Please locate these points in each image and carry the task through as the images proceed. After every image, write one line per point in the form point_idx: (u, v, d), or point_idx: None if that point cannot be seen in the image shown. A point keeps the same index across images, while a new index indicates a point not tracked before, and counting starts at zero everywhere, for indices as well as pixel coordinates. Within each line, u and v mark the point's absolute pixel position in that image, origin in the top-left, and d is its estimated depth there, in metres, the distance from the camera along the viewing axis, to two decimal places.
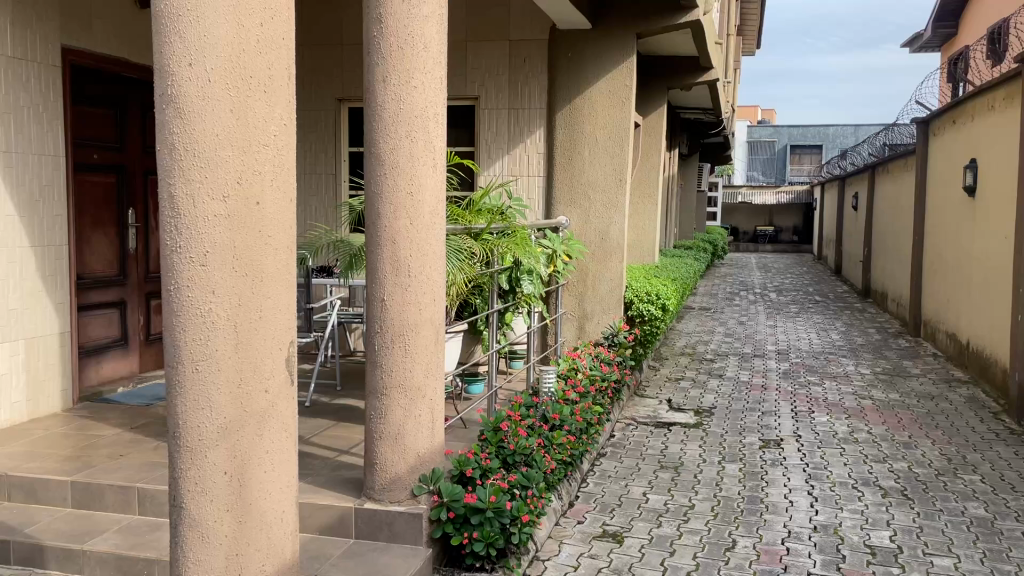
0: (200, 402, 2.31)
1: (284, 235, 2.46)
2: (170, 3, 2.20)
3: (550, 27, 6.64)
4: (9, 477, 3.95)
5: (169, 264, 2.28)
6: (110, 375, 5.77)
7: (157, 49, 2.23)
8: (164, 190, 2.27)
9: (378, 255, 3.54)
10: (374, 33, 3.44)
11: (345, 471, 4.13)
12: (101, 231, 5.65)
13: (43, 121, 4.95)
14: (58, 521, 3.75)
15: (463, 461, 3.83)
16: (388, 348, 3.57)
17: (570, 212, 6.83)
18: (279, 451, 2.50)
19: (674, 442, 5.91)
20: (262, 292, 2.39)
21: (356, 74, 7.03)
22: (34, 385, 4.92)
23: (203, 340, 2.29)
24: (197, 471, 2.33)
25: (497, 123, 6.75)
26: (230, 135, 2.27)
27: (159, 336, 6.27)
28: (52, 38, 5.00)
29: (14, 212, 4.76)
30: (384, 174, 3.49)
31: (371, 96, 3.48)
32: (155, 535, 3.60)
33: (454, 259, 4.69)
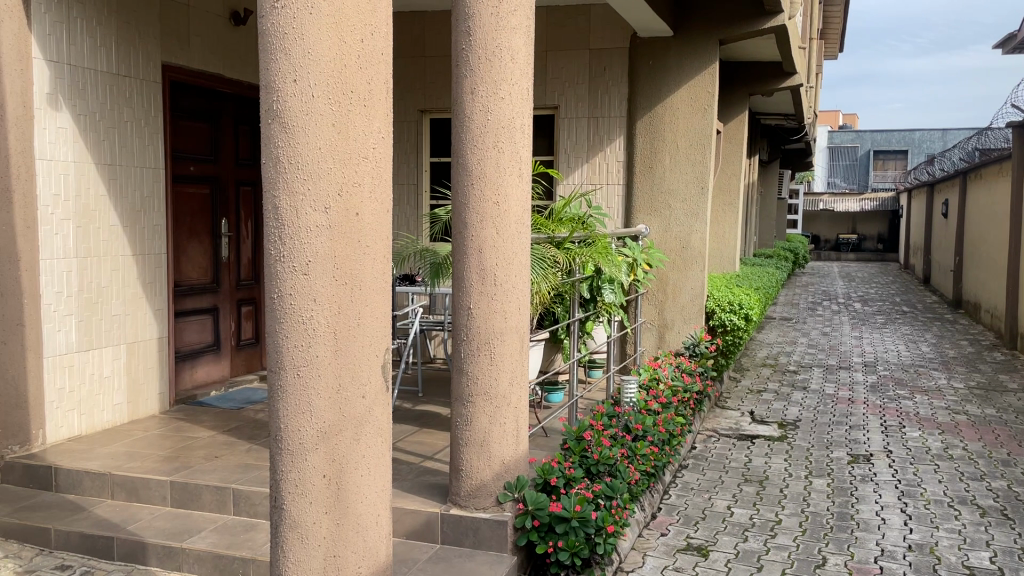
0: (302, 406, 2.38)
1: (381, 245, 2.52)
2: (276, 22, 2.28)
3: (631, 34, 6.63)
4: (112, 476, 4.13)
5: (273, 273, 2.36)
6: (203, 379, 5.98)
7: (264, 65, 2.31)
8: (268, 202, 2.36)
9: (465, 264, 3.59)
10: (462, 45, 3.50)
11: (429, 476, 4.18)
12: (196, 241, 5.88)
13: (144, 135, 5.18)
14: (158, 519, 3.90)
15: (547, 469, 3.82)
16: (474, 356, 3.61)
17: (650, 221, 6.77)
18: (375, 455, 2.56)
19: (757, 456, 5.80)
20: (359, 301, 2.45)
21: (445, 87, 7.12)
22: (134, 387, 5.15)
23: (305, 347, 2.36)
24: (298, 473, 2.40)
25: (576, 131, 6.76)
26: (331, 148, 2.33)
27: (249, 341, 6.47)
28: (154, 55, 5.23)
29: (118, 222, 4.99)
30: (471, 184, 3.54)
31: (460, 108, 3.54)
32: (249, 535, 3.71)
33: (538, 268, 4.71)
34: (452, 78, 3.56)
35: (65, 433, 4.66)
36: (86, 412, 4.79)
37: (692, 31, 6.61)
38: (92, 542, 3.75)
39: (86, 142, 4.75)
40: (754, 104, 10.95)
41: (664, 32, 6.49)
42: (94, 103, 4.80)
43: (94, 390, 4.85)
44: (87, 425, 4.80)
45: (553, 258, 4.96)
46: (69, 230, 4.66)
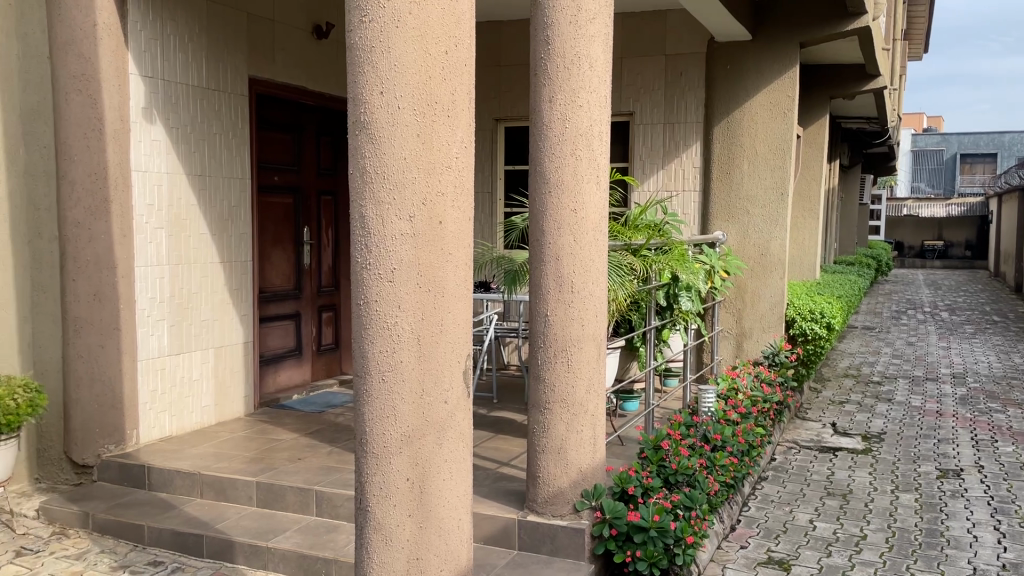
0: (385, 411, 2.43)
1: (463, 252, 2.55)
2: (363, 36, 2.34)
3: (708, 39, 6.57)
4: (202, 476, 4.28)
5: (360, 280, 2.42)
6: (286, 382, 6.15)
7: (352, 79, 2.38)
8: (356, 211, 2.42)
9: (543, 271, 3.60)
10: (541, 55, 3.52)
11: (506, 482, 4.21)
12: (280, 248, 6.06)
13: (232, 146, 5.36)
14: (245, 519, 4.03)
15: (625, 478, 3.78)
16: (552, 364, 3.62)
17: (728, 227, 6.66)
18: (457, 460, 2.59)
19: (840, 468, 5.64)
20: (443, 307, 2.49)
21: (521, 94, 7.16)
22: (221, 390, 5.33)
23: (390, 352, 2.41)
24: (382, 476, 2.45)
25: (652, 137, 6.72)
26: (416, 158, 2.38)
27: (330, 346, 6.63)
28: (242, 70, 5.41)
29: (207, 230, 5.18)
30: (549, 192, 3.56)
31: (538, 116, 3.57)
32: (331, 536, 3.80)
33: (614, 275, 4.69)
34: (531, 88, 3.58)
35: (157, 433, 4.86)
36: (176, 413, 4.98)
37: (773, 34, 6.49)
38: (183, 540, 3.89)
39: (178, 154, 4.95)
40: (835, 107, 10.67)
41: (742, 36, 6.40)
42: (186, 116, 4.99)
43: (184, 392, 5.04)
44: (177, 425, 4.99)
45: (630, 265, 4.90)
46: (162, 238, 4.86)
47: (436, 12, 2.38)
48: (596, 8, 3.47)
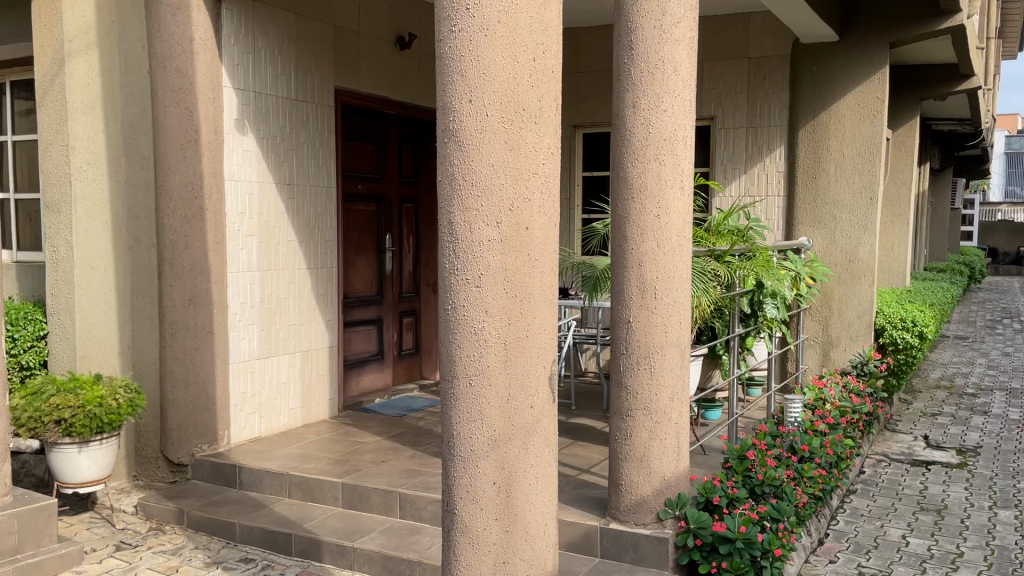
0: (472, 414, 2.45)
1: (550, 258, 2.55)
2: (452, 46, 2.38)
3: (792, 41, 6.48)
4: (290, 476, 4.40)
5: (448, 285, 2.45)
6: (369, 386, 6.26)
7: (442, 87, 2.42)
8: (445, 217, 2.46)
9: (626, 277, 3.58)
10: (625, 60, 3.51)
11: (587, 490, 4.19)
12: (363, 255, 6.20)
13: (319, 156, 5.51)
14: (331, 519, 4.12)
15: (709, 487, 3.72)
16: (634, 371, 3.59)
17: (813, 233, 6.48)
18: (544, 465, 2.58)
19: (934, 483, 5.43)
20: (530, 312, 2.50)
21: (602, 101, 7.13)
22: (307, 393, 5.46)
23: (476, 356, 2.43)
24: (469, 479, 2.47)
25: (735, 142, 6.71)
26: (504, 165, 2.40)
27: (410, 351, 6.73)
28: (328, 81, 5.56)
29: (295, 237, 5.33)
30: (632, 198, 3.54)
31: (621, 122, 3.55)
32: (415, 538, 3.85)
33: (697, 281, 4.61)
34: (614, 94, 3.57)
35: (247, 433, 5.02)
36: (265, 415, 5.13)
37: (861, 33, 6.27)
38: (272, 538, 4.00)
39: (268, 163, 5.11)
40: (925, 108, 10.29)
41: (829, 37, 6.22)
42: (276, 127, 5.15)
43: (272, 394, 5.18)
44: (266, 426, 5.14)
45: (714, 271, 4.80)
46: (253, 245, 5.02)
47: (525, 18, 2.39)
48: (681, 12, 3.44)
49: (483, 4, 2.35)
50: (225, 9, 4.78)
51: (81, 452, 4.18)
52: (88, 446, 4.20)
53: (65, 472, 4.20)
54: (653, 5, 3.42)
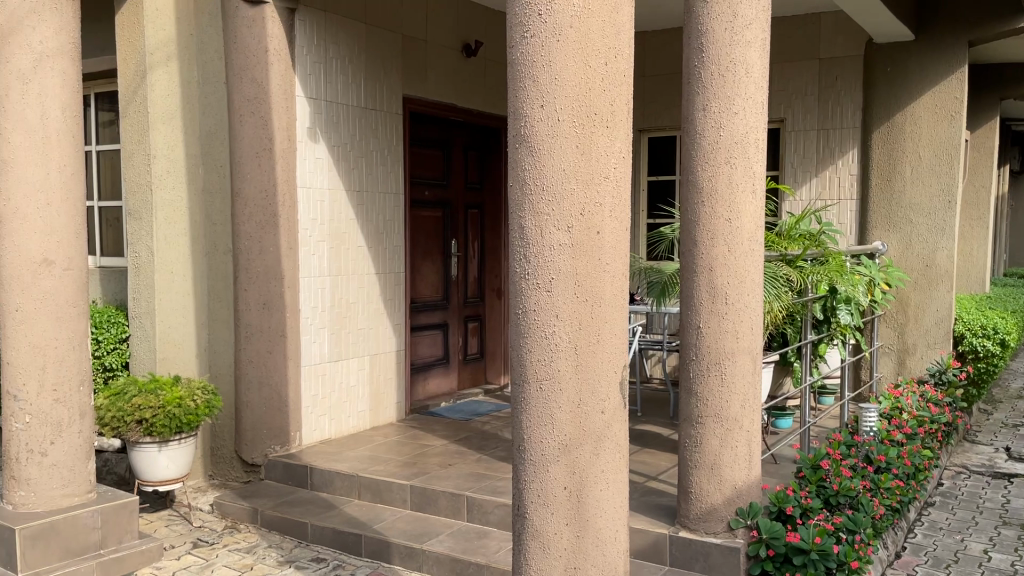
0: (544, 418, 2.44)
1: (622, 262, 2.52)
2: (524, 52, 2.39)
3: (865, 41, 6.33)
4: (360, 478, 4.47)
5: (519, 289, 2.45)
6: (435, 390, 6.32)
7: (514, 93, 2.43)
8: (516, 222, 2.46)
9: (695, 282, 3.54)
10: (695, 63, 3.48)
11: (655, 497, 4.15)
12: (430, 260, 6.27)
13: (387, 162, 5.60)
14: (400, 521, 4.17)
15: (782, 497, 3.65)
16: (705, 377, 3.54)
17: (888, 237, 6.30)
18: (615, 471, 2.55)
19: (1018, 497, 5.22)
20: (601, 317, 2.47)
21: (670, 104, 7.06)
22: (376, 395, 5.54)
23: (546, 361, 2.43)
24: (540, 483, 2.47)
25: (805, 145, 6.59)
26: (575, 169, 2.38)
27: (475, 356, 6.76)
28: (396, 89, 5.65)
29: (364, 242, 5.42)
30: (701, 201, 3.49)
31: (691, 125, 3.52)
32: (483, 541, 3.87)
33: (769, 287, 4.54)
34: (683, 97, 3.55)
35: (317, 435, 5.11)
36: (335, 417, 5.22)
37: (938, 32, 6.08)
38: (343, 538, 4.07)
39: (339, 171, 5.21)
40: (1006, 108, 9.92)
41: (905, 36, 6.06)
42: (346, 134, 5.25)
43: (342, 397, 5.27)
44: (335, 428, 5.23)
45: (785, 276, 4.76)
46: (324, 250, 5.12)
47: (598, 22, 2.38)
48: (753, 14, 3.40)
49: (555, 9, 2.35)
50: (297, 20, 4.91)
51: (161, 451, 4.32)
52: (168, 446, 4.33)
53: (146, 470, 4.35)
54: (724, 6, 3.39)
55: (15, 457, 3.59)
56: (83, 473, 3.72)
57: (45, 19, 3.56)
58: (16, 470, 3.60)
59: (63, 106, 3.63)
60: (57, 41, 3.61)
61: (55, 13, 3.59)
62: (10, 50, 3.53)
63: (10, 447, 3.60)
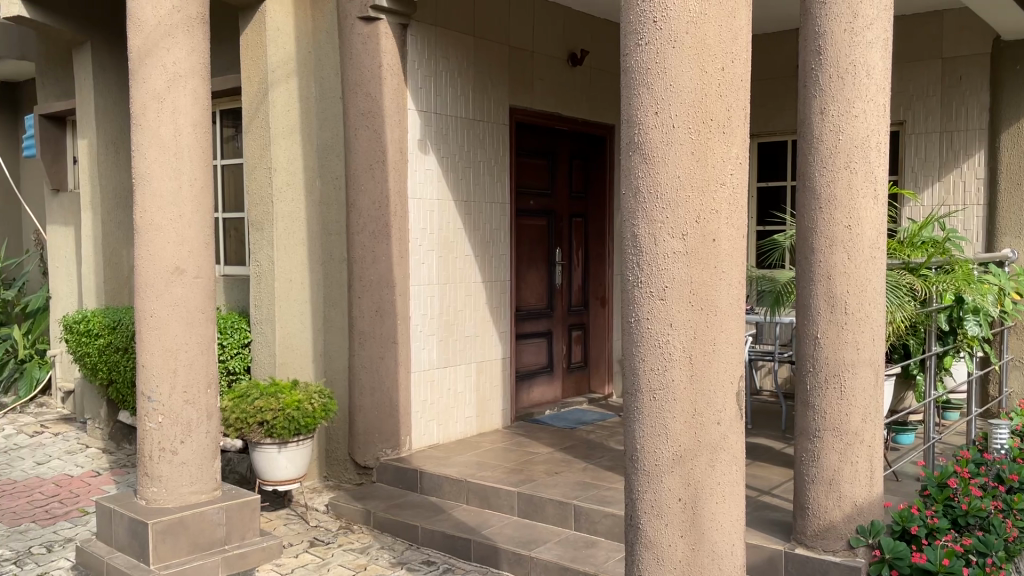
0: (658, 428, 2.40)
1: (739, 270, 2.46)
2: (639, 60, 2.38)
3: (993, 38, 6.00)
4: (468, 483, 4.53)
5: (632, 298, 2.44)
6: (539, 398, 6.35)
7: (629, 101, 2.42)
8: (629, 230, 2.45)
9: (812, 290, 3.44)
10: (813, 65, 3.38)
11: (768, 512, 4.03)
12: (535, 269, 6.31)
13: (494, 173, 5.68)
14: (508, 527, 4.20)
15: (906, 516, 3.49)
16: (823, 390, 3.43)
17: (1019, 244, 5.97)
18: (732, 484, 2.47)
19: None
20: (717, 325, 2.41)
21: (783, 109, 6.87)
22: (482, 402, 5.60)
23: (660, 370, 2.39)
24: (654, 494, 2.42)
25: (926, 148, 6.28)
26: (690, 176, 2.35)
27: (579, 364, 6.75)
28: (503, 100, 5.73)
29: (471, 251, 5.50)
30: (820, 208, 3.39)
31: (808, 129, 3.42)
32: (591, 551, 3.86)
33: (892, 296, 4.36)
34: (799, 99, 3.46)
35: (426, 440, 5.21)
36: (443, 422, 5.31)
37: None
38: (452, 543, 4.14)
39: (447, 181, 5.31)
40: None
41: None
42: (454, 145, 5.35)
43: (450, 403, 5.36)
44: (443, 434, 5.32)
45: (908, 284, 4.56)
46: (433, 259, 5.23)
47: (714, 28, 2.35)
48: (875, 13, 3.29)
49: (671, 16, 2.34)
50: (409, 35, 5.05)
51: (280, 452, 4.50)
52: (287, 447, 4.51)
53: (266, 470, 4.54)
54: (844, 7, 3.29)
55: (149, 455, 3.81)
56: (209, 470, 3.90)
57: (178, 40, 3.79)
58: (149, 467, 3.81)
59: (195, 123, 3.84)
60: (189, 62, 3.82)
61: (188, 35, 3.81)
62: (147, 70, 3.76)
63: (144, 445, 3.82)
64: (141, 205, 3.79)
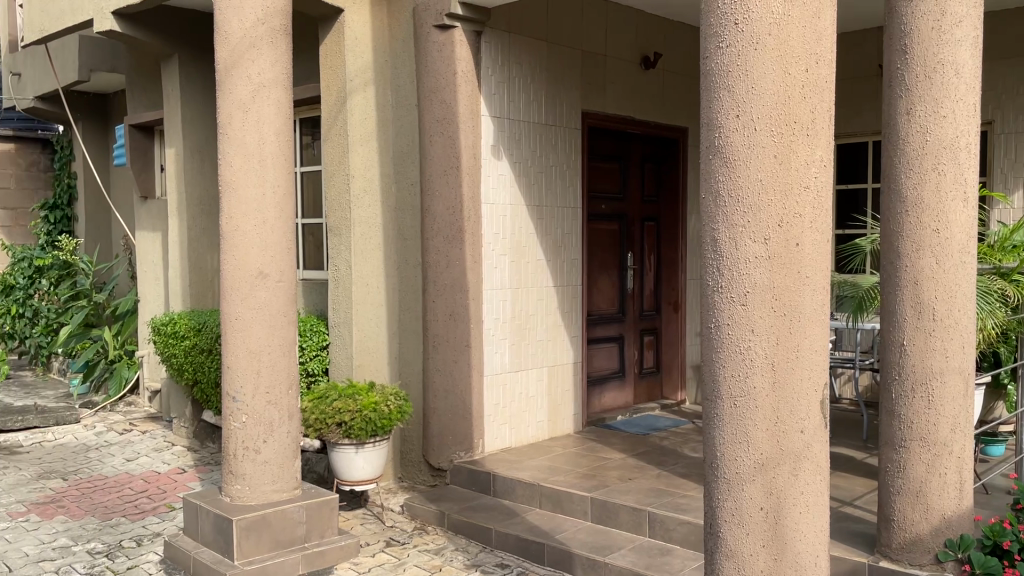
0: (739, 436, 2.36)
1: (824, 275, 2.41)
2: (720, 63, 2.35)
3: None
4: (541, 487, 4.54)
5: (713, 304, 2.40)
6: (610, 403, 6.31)
7: (709, 103, 2.39)
8: (709, 234, 2.42)
9: (898, 296, 3.34)
10: (898, 65, 3.29)
11: (850, 523, 3.93)
12: (606, 273, 6.29)
13: (566, 177, 5.68)
14: (581, 532, 4.20)
15: (998, 530, 3.32)
16: (910, 399, 3.33)
17: None
18: (815, 493, 2.41)
19: None
20: (800, 331, 2.36)
21: (863, 109, 6.69)
22: (553, 406, 5.61)
23: (742, 377, 2.35)
24: (735, 502, 2.38)
25: (1016, 148, 6.04)
26: (773, 179, 2.31)
27: (651, 370, 6.69)
28: (575, 105, 5.73)
29: (543, 256, 5.52)
30: (906, 212, 3.30)
31: (892, 130, 3.33)
32: (666, 559, 3.83)
33: (982, 301, 4.19)
34: (884, 100, 3.36)
35: (499, 443, 5.24)
36: (515, 426, 5.33)
37: None
38: (526, 546, 4.15)
39: (520, 186, 5.34)
40: None
41: None
42: (527, 151, 5.38)
43: (522, 407, 5.38)
44: (516, 437, 5.35)
45: (1000, 290, 4.35)
46: (506, 264, 5.26)
47: (798, 29, 2.30)
48: (964, 10, 3.19)
49: (754, 17, 2.30)
50: (484, 42, 5.09)
51: (357, 452, 4.59)
52: (364, 448, 4.59)
53: (344, 470, 4.63)
54: (931, 4, 3.20)
55: (233, 453, 3.93)
56: (290, 470, 4.01)
57: (263, 52, 3.91)
58: (234, 465, 3.93)
59: (278, 131, 3.96)
60: (273, 72, 3.94)
61: (272, 46, 3.94)
62: (233, 81, 3.88)
63: (229, 444, 3.94)
64: (228, 211, 3.92)
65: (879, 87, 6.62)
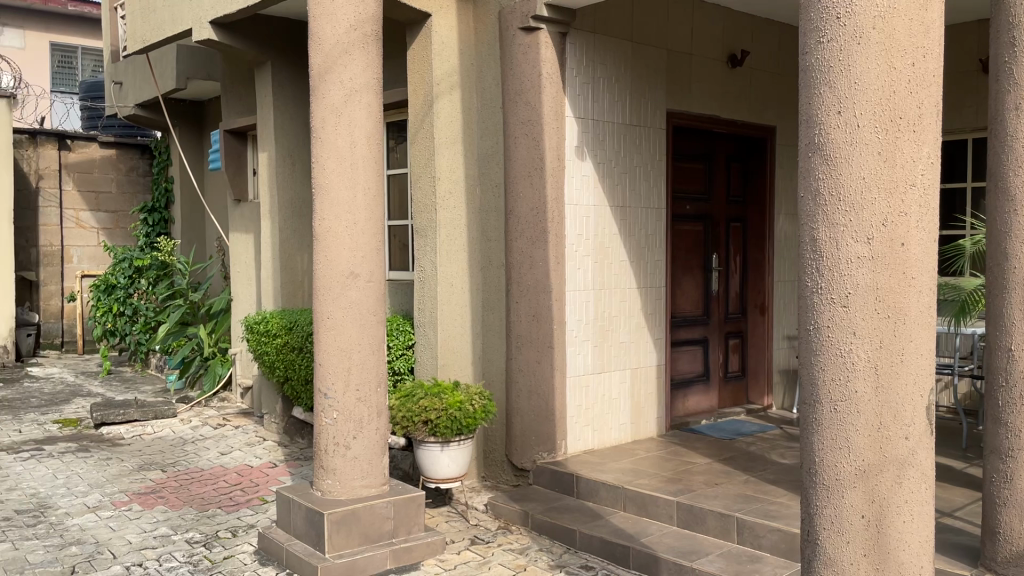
0: (839, 441, 2.29)
1: (929, 276, 2.32)
2: (820, 57, 2.28)
3: None
4: (625, 490, 4.51)
5: (812, 306, 2.33)
6: (694, 407, 6.22)
7: (808, 99, 2.32)
8: (807, 234, 2.35)
9: (1006, 298, 3.19)
10: (1005, 58, 3.16)
11: (950, 535, 3.78)
12: (690, 275, 6.21)
13: (650, 177, 5.63)
14: (667, 536, 4.14)
15: None
16: (1018, 407, 3.18)
17: None
18: (920, 502, 2.32)
19: None
20: (903, 335, 2.27)
21: (962, 106, 6.43)
22: (636, 408, 5.57)
23: (843, 381, 2.28)
24: (835, 509, 2.30)
25: None
26: (877, 177, 2.24)
27: (736, 374, 6.57)
28: (660, 105, 5.68)
29: (626, 257, 5.48)
30: (1013, 211, 3.15)
31: (998, 127, 3.20)
32: (756, 565, 3.75)
33: None
34: (990, 95, 3.23)
35: (582, 445, 5.23)
36: (598, 428, 5.31)
37: None
38: (612, 549, 4.13)
39: (604, 188, 5.32)
40: None
41: None
42: (611, 151, 5.35)
43: (604, 408, 5.35)
44: (598, 439, 5.32)
45: None
46: (589, 265, 5.24)
47: (903, 22, 2.22)
48: None
49: (857, 10, 2.23)
50: (568, 43, 5.09)
51: (443, 450, 4.65)
52: (449, 446, 4.65)
53: (430, 468, 4.69)
54: None
55: (324, 449, 4.02)
56: (378, 466, 4.09)
57: (354, 57, 4.00)
58: (325, 460, 4.03)
59: (369, 134, 4.04)
60: (364, 77, 4.02)
61: (363, 51, 4.02)
62: (326, 86, 3.98)
63: (320, 440, 4.04)
64: (320, 213, 4.01)
65: (979, 82, 6.36)
